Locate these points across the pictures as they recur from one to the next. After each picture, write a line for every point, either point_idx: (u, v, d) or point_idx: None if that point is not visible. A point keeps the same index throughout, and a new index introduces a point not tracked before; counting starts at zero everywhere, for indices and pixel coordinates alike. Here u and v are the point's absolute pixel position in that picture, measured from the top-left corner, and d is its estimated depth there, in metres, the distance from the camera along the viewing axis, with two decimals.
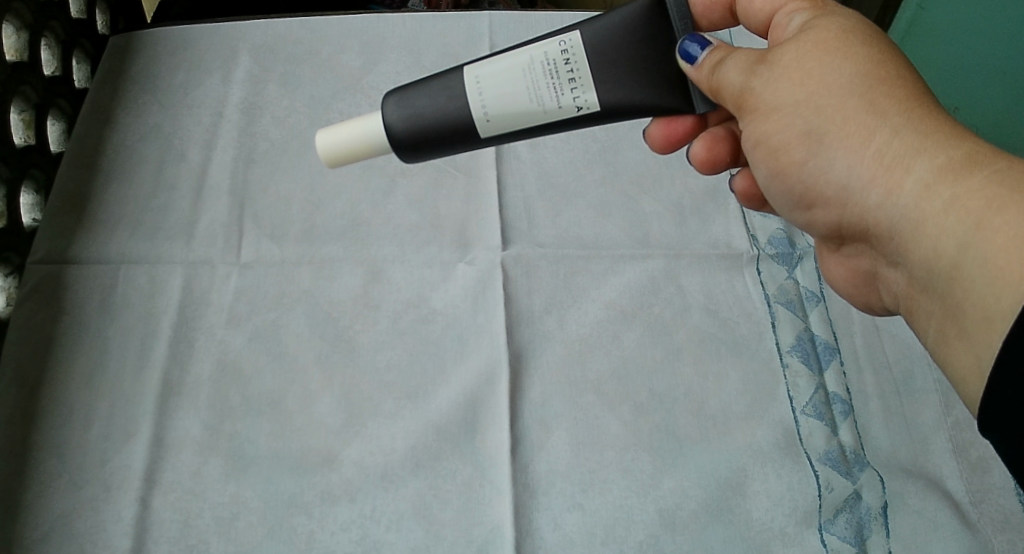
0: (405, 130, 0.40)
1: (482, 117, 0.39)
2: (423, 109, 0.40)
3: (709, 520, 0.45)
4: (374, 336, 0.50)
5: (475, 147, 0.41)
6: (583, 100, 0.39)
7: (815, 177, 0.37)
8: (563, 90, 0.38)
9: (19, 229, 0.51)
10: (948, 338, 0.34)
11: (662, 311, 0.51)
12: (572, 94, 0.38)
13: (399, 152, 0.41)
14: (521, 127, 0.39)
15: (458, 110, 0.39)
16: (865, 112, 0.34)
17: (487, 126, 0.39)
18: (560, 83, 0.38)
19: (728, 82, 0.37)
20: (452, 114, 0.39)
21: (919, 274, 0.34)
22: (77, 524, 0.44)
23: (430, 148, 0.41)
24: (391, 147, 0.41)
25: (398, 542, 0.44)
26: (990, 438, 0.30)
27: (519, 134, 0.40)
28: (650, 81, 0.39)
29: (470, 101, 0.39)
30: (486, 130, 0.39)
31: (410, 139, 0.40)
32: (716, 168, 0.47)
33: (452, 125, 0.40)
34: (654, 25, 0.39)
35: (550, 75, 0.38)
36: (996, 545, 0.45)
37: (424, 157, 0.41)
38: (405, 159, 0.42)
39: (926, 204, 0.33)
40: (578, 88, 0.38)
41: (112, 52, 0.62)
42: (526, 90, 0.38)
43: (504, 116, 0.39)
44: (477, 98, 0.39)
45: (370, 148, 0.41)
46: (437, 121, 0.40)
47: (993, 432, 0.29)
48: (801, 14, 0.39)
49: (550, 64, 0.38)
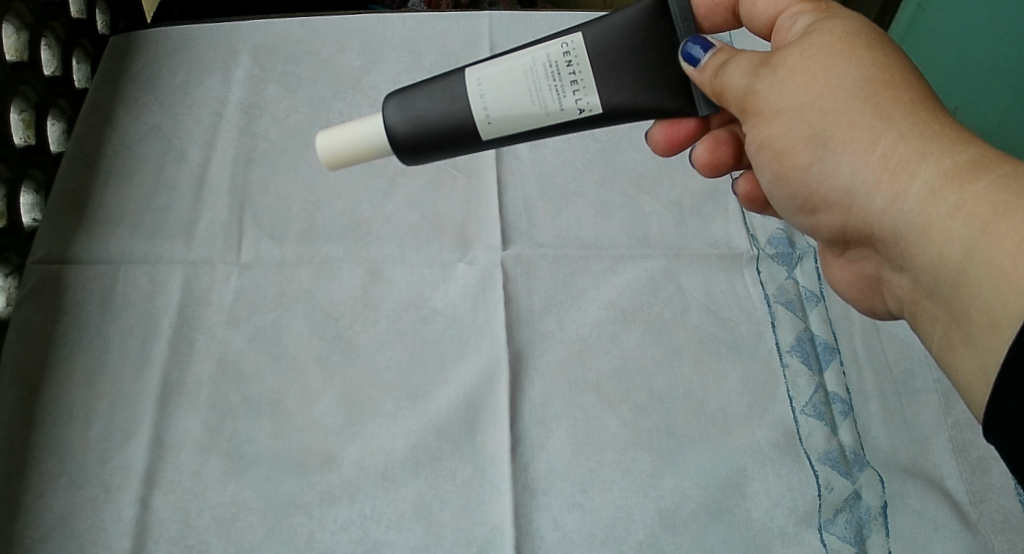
0: (406, 132, 0.40)
1: (483, 119, 0.39)
2: (425, 111, 0.40)
3: (708, 520, 0.45)
4: (375, 337, 0.50)
5: (476, 149, 0.41)
6: (585, 102, 0.39)
7: (819, 181, 0.37)
8: (564, 93, 0.38)
9: (19, 229, 0.51)
10: (954, 344, 0.34)
11: (661, 311, 0.51)
12: (574, 97, 0.38)
13: (399, 155, 0.41)
14: (522, 129, 0.39)
15: (459, 112, 0.39)
16: (870, 116, 0.34)
17: (488, 128, 0.39)
18: (561, 86, 0.38)
19: (732, 86, 0.37)
20: (453, 116, 0.39)
21: (924, 279, 0.34)
22: (77, 524, 0.44)
23: (431, 150, 0.41)
24: (392, 149, 0.41)
25: (398, 542, 0.44)
26: (995, 444, 0.30)
27: (520, 137, 0.40)
28: (652, 83, 0.39)
29: (472, 103, 0.39)
30: (488, 132, 0.39)
31: (411, 142, 0.40)
32: (718, 171, 0.47)
33: (453, 127, 0.40)
34: (656, 27, 0.39)
35: (552, 78, 0.38)
36: (996, 546, 0.45)
37: (425, 159, 0.41)
38: (406, 162, 0.42)
39: (931, 210, 0.33)
40: (579, 90, 0.38)
41: (112, 52, 0.62)
42: (528, 93, 0.38)
43: (505, 118, 0.39)
44: (479, 100, 0.39)
45: (371, 150, 0.41)
46: (438, 122, 0.40)
47: (998, 439, 0.29)
48: (805, 17, 0.39)
49: (552, 67, 0.38)
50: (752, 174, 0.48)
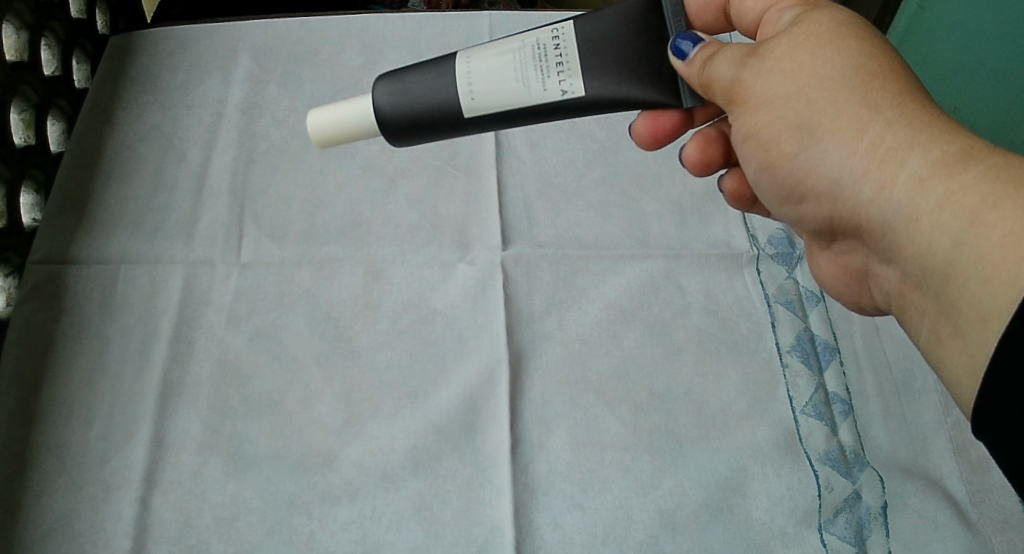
0: (395, 116, 0.40)
1: (467, 97, 0.39)
2: (413, 91, 0.40)
3: (708, 520, 0.45)
4: (375, 336, 0.50)
5: (459, 131, 0.40)
6: (568, 84, 0.38)
7: (805, 170, 0.37)
8: (549, 73, 0.38)
9: (19, 229, 0.51)
10: (941, 336, 0.34)
11: (661, 310, 0.51)
12: (558, 78, 0.38)
13: (386, 133, 0.41)
14: (504, 110, 0.39)
15: (446, 88, 0.39)
16: (858, 105, 0.34)
17: (471, 106, 0.39)
18: (547, 68, 0.38)
19: (719, 77, 0.37)
20: (440, 93, 0.39)
21: (912, 271, 0.34)
22: (77, 524, 0.44)
23: (418, 133, 0.41)
24: (379, 128, 0.41)
25: (397, 542, 0.44)
26: (984, 439, 0.30)
27: (503, 121, 0.40)
28: (637, 74, 0.39)
29: (457, 79, 0.39)
30: (471, 110, 0.39)
31: (402, 128, 0.40)
32: (710, 169, 0.47)
33: (439, 104, 0.39)
34: (647, 19, 0.39)
35: (539, 58, 0.39)
36: (996, 546, 0.45)
37: (413, 141, 0.42)
38: (393, 142, 0.42)
39: (919, 200, 0.33)
40: (564, 71, 0.38)
41: (112, 52, 0.62)
42: (514, 73, 0.39)
43: (489, 95, 0.39)
44: (465, 74, 0.39)
45: (358, 131, 0.41)
46: (426, 104, 0.40)
47: (988, 434, 0.29)
48: (791, 11, 0.39)
49: (540, 48, 0.39)
50: (740, 171, 0.48)
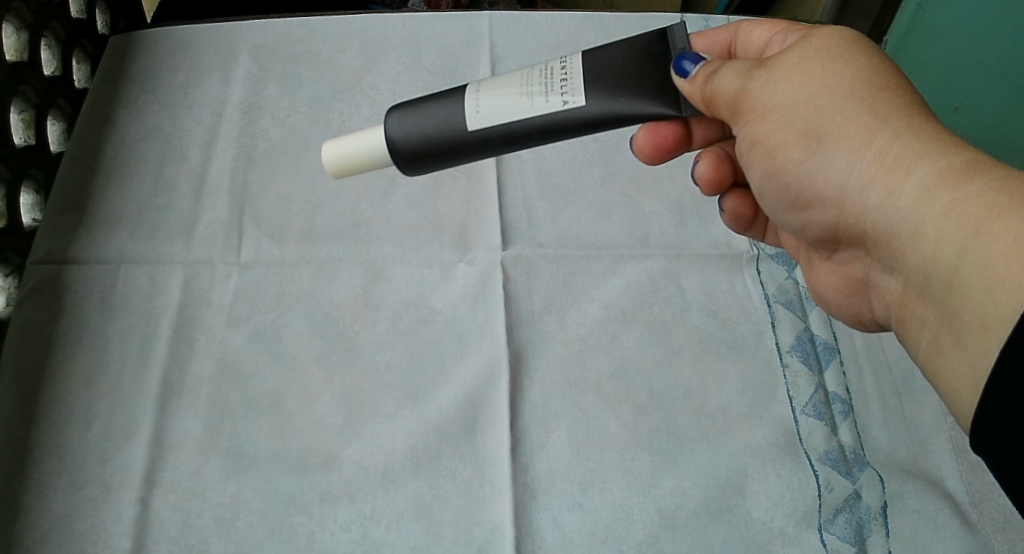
0: (407, 143, 0.40)
1: (472, 110, 0.39)
2: (421, 112, 0.40)
3: (708, 520, 0.45)
4: (374, 336, 0.50)
5: (463, 153, 0.40)
6: (569, 96, 0.38)
7: (812, 177, 0.37)
8: (553, 88, 0.38)
9: (19, 229, 0.52)
10: (943, 347, 0.34)
11: (661, 310, 0.51)
12: (561, 91, 0.38)
13: (399, 165, 0.41)
14: (505, 123, 0.38)
15: (451, 103, 0.39)
16: (866, 115, 0.34)
17: (474, 119, 0.39)
18: (551, 82, 0.38)
19: (724, 89, 0.36)
20: (446, 107, 0.39)
21: (916, 279, 0.34)
22: (76, 524, 0.44)
23: (431, 162, 0.41)
24: (391, 159, 0.41)
25: (398, 542, 0.44)
26: (980, 452, 0.30)
27: (503, 138, 0.39)
28: (638, 91, 0.38)
29: (465, 97, 0.39)
30: (474, 122, 0.39)
31: (412, 153, 0.40)
32: (720, 188, 0.47)
33: (443, 119, 0.39)
34: (651, 46, 0.39)
35: (545, 76, 0.38)
36: (996, 546, 0.45)
37: (426, 170, 0.41)
38: (406, 172, 0.42)
39: (926, 209, 0.33)
40: (567, 86, 0.38)
41: (112, 51, 0.62)
42: (519, 89, 0.38)
43: (493, 107, 0.38)
44: (474, 92, 0.39)
45: (373, 161, 0.42)
46: (433, 123, 0.39)
47: (985, 448, 0.29)
48: (798, 33, 0.41)
49: (547, 70, 0.39)
50: (742, 191, 0.48)
